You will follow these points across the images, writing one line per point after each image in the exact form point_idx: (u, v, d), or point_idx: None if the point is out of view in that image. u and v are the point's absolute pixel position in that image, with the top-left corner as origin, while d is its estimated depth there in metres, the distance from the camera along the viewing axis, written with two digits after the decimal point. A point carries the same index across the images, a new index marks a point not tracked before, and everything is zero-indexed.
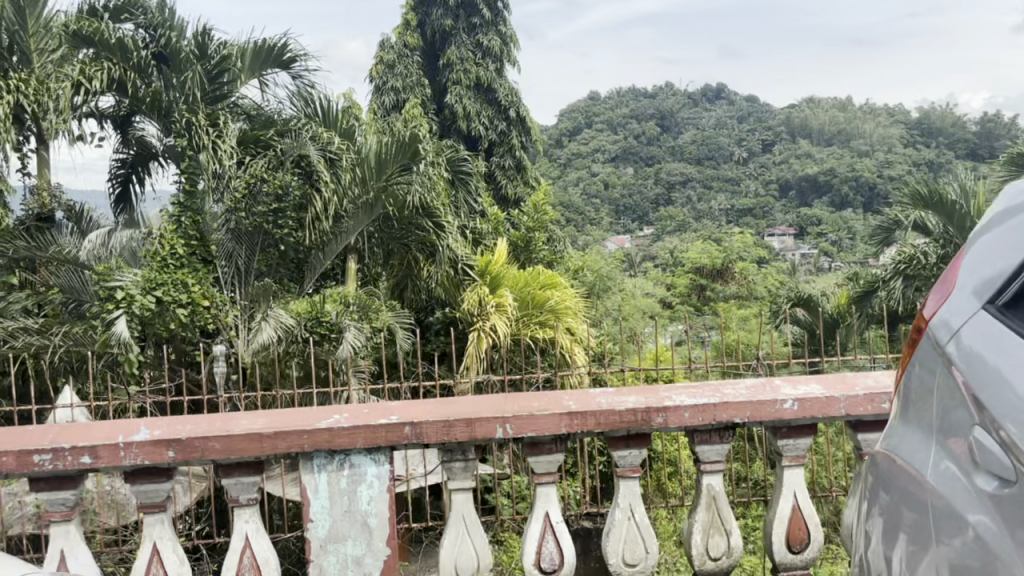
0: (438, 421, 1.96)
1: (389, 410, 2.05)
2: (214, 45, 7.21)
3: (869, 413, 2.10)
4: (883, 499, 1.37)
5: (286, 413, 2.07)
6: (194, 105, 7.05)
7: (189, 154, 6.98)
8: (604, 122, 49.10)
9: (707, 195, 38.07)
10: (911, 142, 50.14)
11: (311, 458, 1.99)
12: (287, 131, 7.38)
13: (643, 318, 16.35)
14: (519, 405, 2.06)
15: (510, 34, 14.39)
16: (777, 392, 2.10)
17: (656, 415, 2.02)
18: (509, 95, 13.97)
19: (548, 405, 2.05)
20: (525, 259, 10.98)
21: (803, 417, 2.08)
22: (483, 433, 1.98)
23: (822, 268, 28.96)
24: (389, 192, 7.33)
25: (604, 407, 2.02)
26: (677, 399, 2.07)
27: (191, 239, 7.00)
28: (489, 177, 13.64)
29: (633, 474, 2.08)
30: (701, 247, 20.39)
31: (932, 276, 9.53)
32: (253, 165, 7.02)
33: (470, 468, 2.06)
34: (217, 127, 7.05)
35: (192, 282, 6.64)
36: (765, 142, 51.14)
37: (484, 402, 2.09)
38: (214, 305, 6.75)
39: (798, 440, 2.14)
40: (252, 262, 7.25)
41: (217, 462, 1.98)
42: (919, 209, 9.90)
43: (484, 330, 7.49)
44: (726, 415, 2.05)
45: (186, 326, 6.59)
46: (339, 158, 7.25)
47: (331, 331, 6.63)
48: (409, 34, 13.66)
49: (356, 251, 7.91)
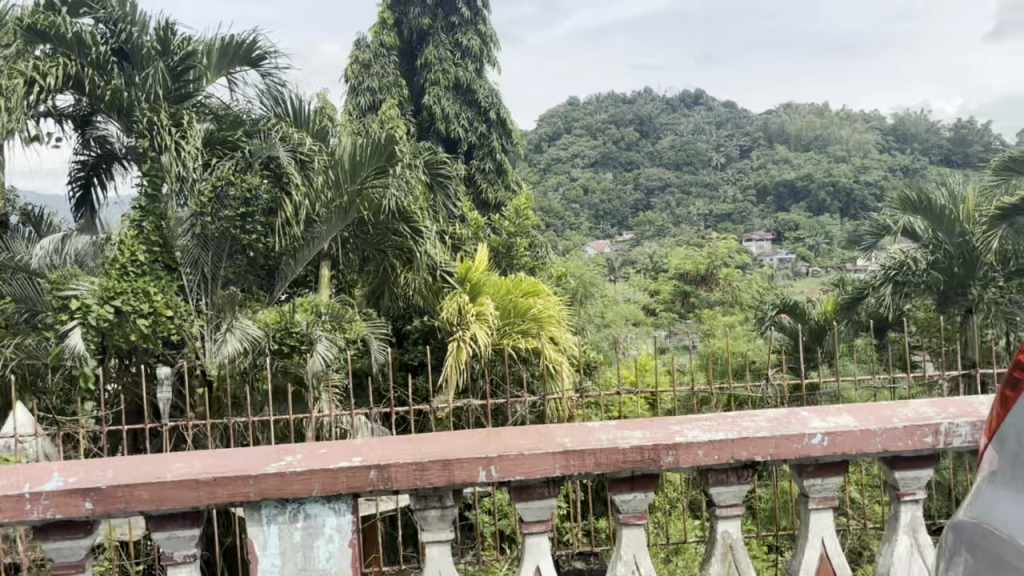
0: (409, 464, 1.66)
1: (352, 450, 1.74)
2: (177, 39, 6.82)
3: (909, 449, 1.81)
4: (966, 563, 1.09)
5: (230, 453, 1.76)
6: (156, 102, 6.63)
7: (151, 155, 6.57)
8: (583, 127, 49.02)
9: (686, 201, 37.99)
10: (887, 149, 50.45)
11: (260, 507, 1.68)
12: (257, 131, 7.02)
13: (626, 325, 16.10)
14: (506, 443, 1.75)
15: (490, 34, 14.04)
16: (804, 425, 1.81)
17: (666, 453, 1.73)
18: (489, 96, 13.62)
19: (537, 442, 1.75)
20: (506, 265, 10.69)
21: (833, 454, 1.79)
22: (463, 477, 1.68)
23: (801, 272, 28.86)
24: (364, 196, 7.10)
25: (606, 445, 1.72)
26: (689, 434, 1.78)
27: (152, 244, 6.64)
28: (469, 181, 13.34)
29: (638, 522, 1.79)
30: (684, 253, 20.15)
31: (921, 283, 9.26)
32: (219, 168, 6.72)
33: (448, 517, 1.75)
34: (181, 127, 6.63)
35: (154, 290, 6.26)
36: (743, 148, 51.27)
37: (465, 439, 1.79)
38: (177, 315, 6.38)
39: (826, 480, 1.85)
40: (219, 269, 6.92)
41: (146, 514, 1.66)
42: (908, 214, 9.53)
43: (464, 339, 7.15)
44: (747, 452, 1.76)
45: (148, 338, 6.26)
46: (310, 161, 6.98)
47: (302, 342, 6.24)
48: (386, 33, 13.32)
49: (329, 258, 7.58)
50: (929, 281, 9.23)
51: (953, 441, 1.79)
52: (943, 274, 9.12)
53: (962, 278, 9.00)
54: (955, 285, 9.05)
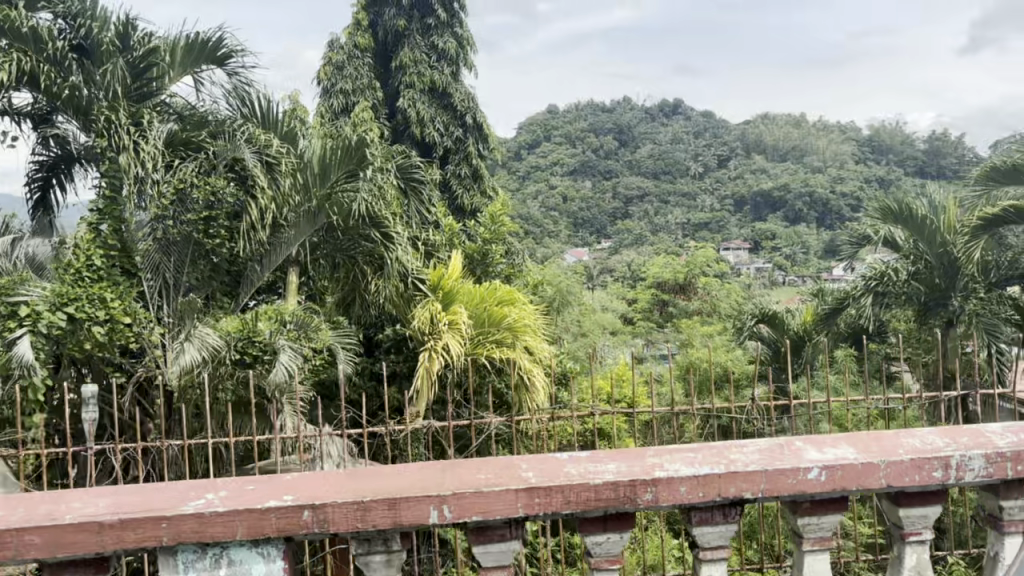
0: (348, 503, 1.44)
1: (286, 488, 1.51)
2: (138, 35, 6.59)
3: (916, 485, 1.61)
4: None
5: (145, 490, 1.53)
6: (115, 100, 6.38)
7: (109, 155, 6.28)
8: (562, 135, 48.93)
9: (664, 209, 37.95)
10: (863, 159, 50.80)
11: (175, 552, 1.44)
12: (222, 132, 6.76)
13: (603, 334, 15.92)
14: (462, 477, 1.54)
15: (466, 37, 13.84)
16: (797, 457, 1.61)
17: (645, 490, 1.52)
18: (465, 100, 13.38)
19: (498, 476, 1.54)
20: (481, 273, 10.43)
21: (831, 490, 1.59)
22: (412, 518, 1.46)
23: (778, 282, 28.84)
24: (334, 200, 6.90)
25: (577, 481, 1.51)
26: (670, 467, 1.57)
27: (111, 248, 6.37)
28: (445, 186, 13.10)
29: (611, 567, 1.58)
30: (663, 260, 19.99)
31: (901, 293, 9.19)
32: (181, 169, 6.45)
33: (395, 562, 1.53)
34: (141, 126, 6.36)
35: (110, 297, 5.99)
36: (721, 158, 51.43)
37: (417, 473, 1.57)
38: (135, 323, 6.10)
39: (824, 519, 1.64)
40: (181, 275, 6.67)
41: (41, 561, 1.42)
42: (889, 224, 9.42)
43: (435, 350, 6.90)
44: (735, 489, 1.55)
45: (104, 346, 5.97)
46: (278, 163, 6.73)
47: (265, 351, 6.03)
48: (360, 34, 13.09)
49: (297, 264, 7.34)
50: (909, 291, 9.12)
51: (965, 476, 1.60)
52: (924, 285, 9.06)
53: (944, 290, 8.95)
54: (937, 298, 8.98)
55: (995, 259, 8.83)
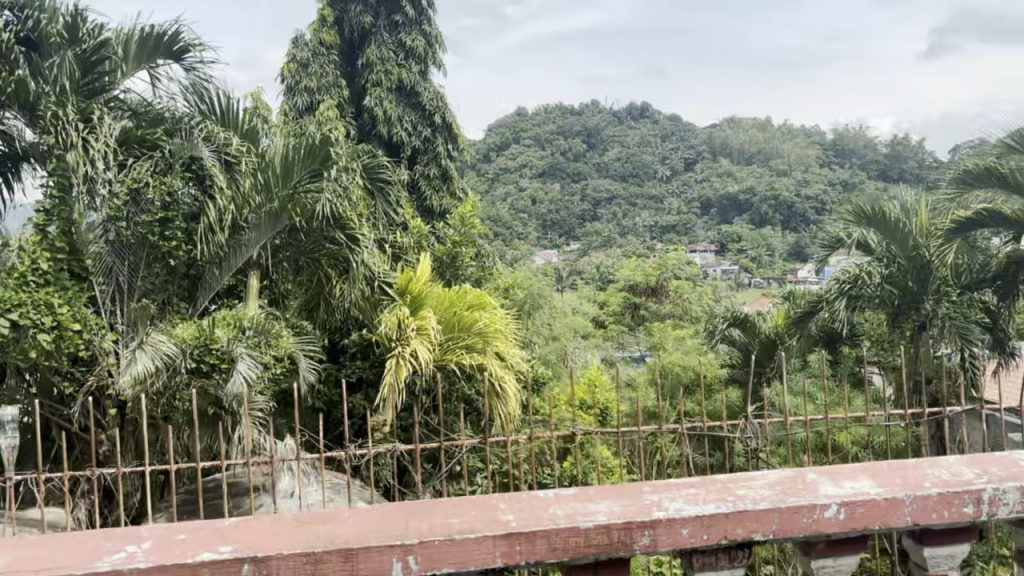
0: (295, 553, 1.23)
1: (224, 537, 1.29)
2: (88, 27, 6.24)
3: (943, 523, 1.42)
4: None
5: (54, 542, 1.30)
6: (64, 96, 6.02)
7: (57, 153, 5.91)
8: (531, 137, 48.78)
9: (633, 212, 37.94)
10: (828, 163, 51.26)
11: None
12: (178, 130, 6.49)
13: (574, 337, 15.77)
14: (432, 521, 1.32)
15: (434, 35, 13.59)
16: (813, 492, 1.42)
17: (641, 533, 1.32)
18: (434, 99, 13.13)
19: (473, 518, 1.33)
20: (450, 276, 10.20)
21: (851, 530, 1.40)
22: (371, 572, 1.24)
23: (744, 285, 28.87)
24: (297, 201, 6.71)
25: (563, 526, 1.30)
26: (670, 506, 1.37)
27: (59, 251, 5.97)
28: (413, 187, 12.84)
29: None
30: (634, 263, 19.85)
31: (875, 297, 9.02)
32: (136, 168, 6.21)
33: None
34: (91, 123, 6.04)
35: (58, 302, 5.68)
36: (688, 161, 51.64)
37: (378, 517, 1.36)
38: (86, 330, 5.83)
39: (841, 560, 1.44)
40: (135, 279, 6.38)
41: None
42: (862, 226, 9.26)
43: (403, 356, 6.68)
44: (743, 530, 1.36)
45: (51, 354, 5.67)
46: (238, 162, 6.56)
47: (222, 361, 5.79)
48: (325, 30, 12.83)
49: (258, 267, 7.04)
50: (883, 296, 9.02)
51: (998, 511, 1.42)
52: (897, 288, 8.96)
53: (915, 293, 8.91)
54: (909, 301, 8.96)
55: (966, 263, 8.77)
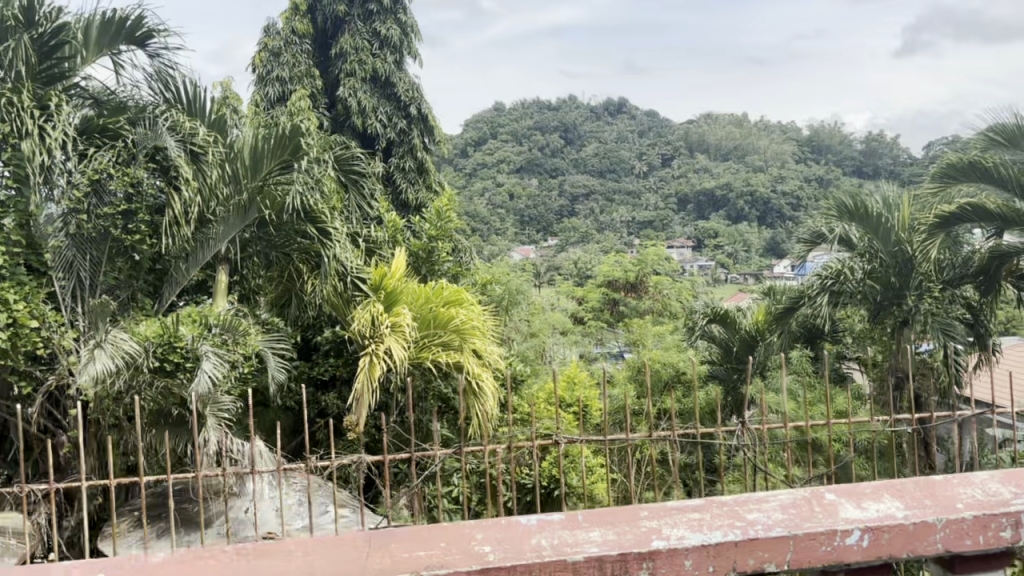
0: None
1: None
2: (44, 10, 5.99)
3: (977, 550, 1.25)
4: None
5: None
6: (20, 83, 5.75)
7: (12, 142, 5.62)
8: (509, 132, 48.57)
9: (611, 207, 37.86)
10: (804, 159, 51.42)
11: None
12: (141, 119, 6.27)
13: (553, 333, 15.61)
14: (400, 554, 1.14)
15: (410, 24, 13.34)
16: (831, 515, 1.25)
17: (639, 566, 1.14)
18: (410, 90, 12.86)
19: (445, 551, 1.14)
20: (426, 272, 10.00)
21: (876, 558, 1.22)
22: None
23: (721, 281, 28.83)
24: (266, 193, 6.50)
25: (549, 558, 1.12)
26: (671, 534, 1.19)
27: (15, 245, 5.66)
28: (388, 180, 12.59)
29: None
30: (614, 258, 19.69)
31: (856, 292, 8.96)
32: (97, 158, 5.95)
33: None
34: (48, 111, 5.76)
35: (15, 298, 5.38)
36: (666, 157, 51.63)
37: (334, 550, 1.17)
38: (43, 326, 5.56)
39: None
40: (97, 274, 6.16)
41: None
42: (844, 222, 9.13)
43: (377, 354, 6.47)
44: (754, 559, 1.18)
45: (6, 352, 5.39)
46: (204, 153, 6.31)
47: (187, 358, 5.58)
48: (298, 19, 12.55)
49: (227, 261, 6.80)
50: (865, 291, 8.92)
51: None
52: (878, 283, 8.83)
53: (898, 288, 8.70)
54: (889, 296, 8.76)
55: (950, 257, 8.65)
